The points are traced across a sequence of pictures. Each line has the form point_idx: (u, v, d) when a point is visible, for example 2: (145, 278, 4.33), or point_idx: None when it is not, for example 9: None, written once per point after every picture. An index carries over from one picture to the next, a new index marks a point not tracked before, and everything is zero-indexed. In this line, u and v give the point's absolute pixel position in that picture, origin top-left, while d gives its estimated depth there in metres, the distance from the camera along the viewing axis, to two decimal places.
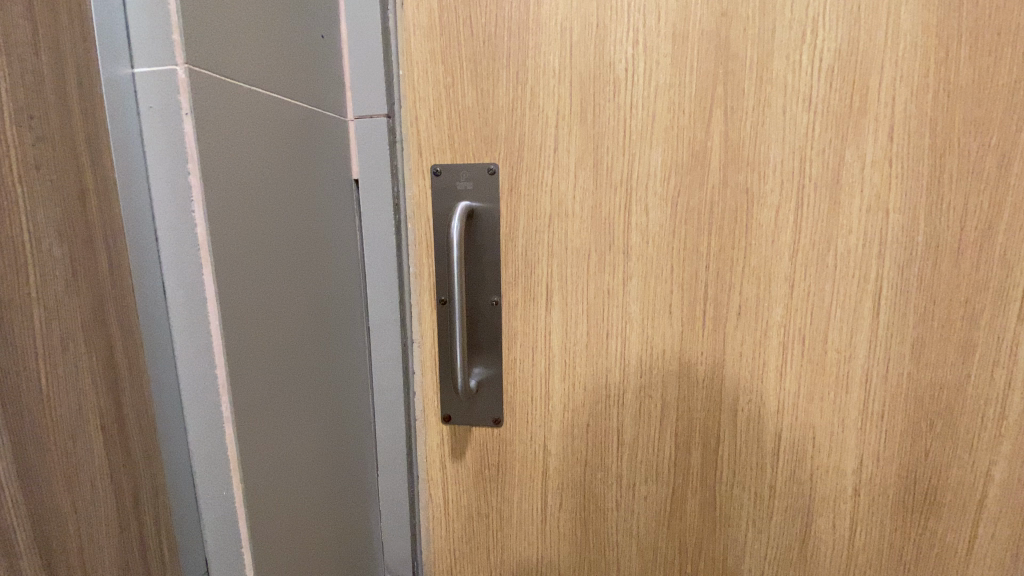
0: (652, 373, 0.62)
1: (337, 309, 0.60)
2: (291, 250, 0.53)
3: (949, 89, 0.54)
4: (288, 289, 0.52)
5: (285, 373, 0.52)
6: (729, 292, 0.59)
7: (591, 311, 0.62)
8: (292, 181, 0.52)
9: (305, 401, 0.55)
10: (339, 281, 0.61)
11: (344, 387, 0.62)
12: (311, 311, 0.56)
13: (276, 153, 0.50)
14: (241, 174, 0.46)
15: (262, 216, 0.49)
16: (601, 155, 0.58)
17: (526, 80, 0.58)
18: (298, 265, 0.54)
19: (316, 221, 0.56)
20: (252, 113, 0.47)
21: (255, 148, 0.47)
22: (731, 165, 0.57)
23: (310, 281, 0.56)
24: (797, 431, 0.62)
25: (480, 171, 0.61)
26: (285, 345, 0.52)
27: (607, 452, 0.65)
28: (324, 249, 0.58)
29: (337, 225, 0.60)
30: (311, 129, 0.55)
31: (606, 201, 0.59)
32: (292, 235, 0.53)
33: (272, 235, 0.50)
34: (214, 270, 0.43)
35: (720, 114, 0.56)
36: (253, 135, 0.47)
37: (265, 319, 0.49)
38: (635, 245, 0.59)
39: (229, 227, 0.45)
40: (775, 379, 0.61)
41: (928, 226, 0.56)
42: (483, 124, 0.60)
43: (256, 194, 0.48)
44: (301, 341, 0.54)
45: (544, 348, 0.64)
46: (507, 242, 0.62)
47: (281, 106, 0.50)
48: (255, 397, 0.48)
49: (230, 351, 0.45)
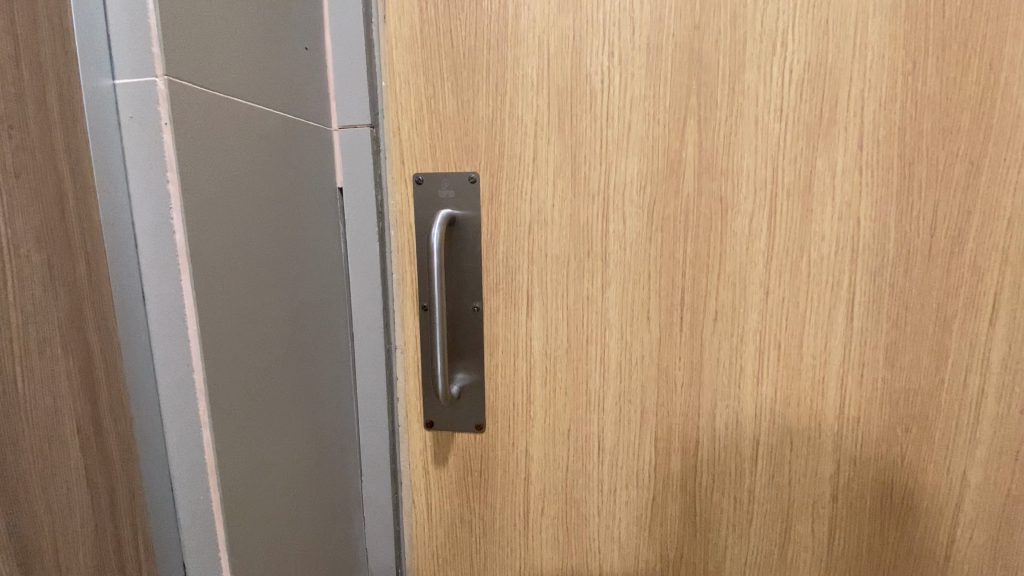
0: (631, 378, 0.63)
1: (321, 315, 0.61)
2: (274, 258, 0.53)
3: (917, 100, 0.55)
4: (270, 297, 0.53)
5: (266, 380, 0.52)
6: (706, 298, 0.60)
7: (571, 317, 0.63)
8: (274, 190, 0.53)
9: (287, 407, 0.56)
10: (323, 289, 0.61)
11: (327, 394, 0.62)
12: (294, 318, 0.56)
13: (258, 163, 0.51)
14: (222, 184, 0.47)
15: (244, 225, 0.49)
16: (579, 164, 0.59)
17: (505, 91, 0.59)
18: (281, 273, 0.54)
19: (299, 230, 0.57)
20: (234, 124, 0.48)
21: (237, 158, 0.48)
22: (706, 173, 0.58)
23: (293, 289, 0.56)
24: (775, 436, 0.63)
25: (461, 179, 0.62)
26: (266, 352, 0.53)
27: (587, 457, 0.66)
28: (307, 258, 0.59)
29: (321, 233, 0.61)
30: (294, 139, 0.56)
31: (584, 209, 0.60)
32: (274, 243, 0.53)
33: (254, 243, 0.51)
34: (193, 277, 0.44)
35: (694, 124, 0.57)
36: (235, 146, 0.48)
37: (246, 325, 0.50)
38: (613, 252, 0.60)
39: (209, 233, 0.45)
40: (752, 384, 0.62)
41: (899, 233, 0.58)
42: (463, 133, 0.61)
43: (237, 202, 0.48)
44: (283, 347, 0.55)
45: (526, 354, 0.64)
46: (487, 249, 0.63)
47: (264, 117, 0.51)
48: (235, 402, 0.48)
49: (208, 356, 0.45)
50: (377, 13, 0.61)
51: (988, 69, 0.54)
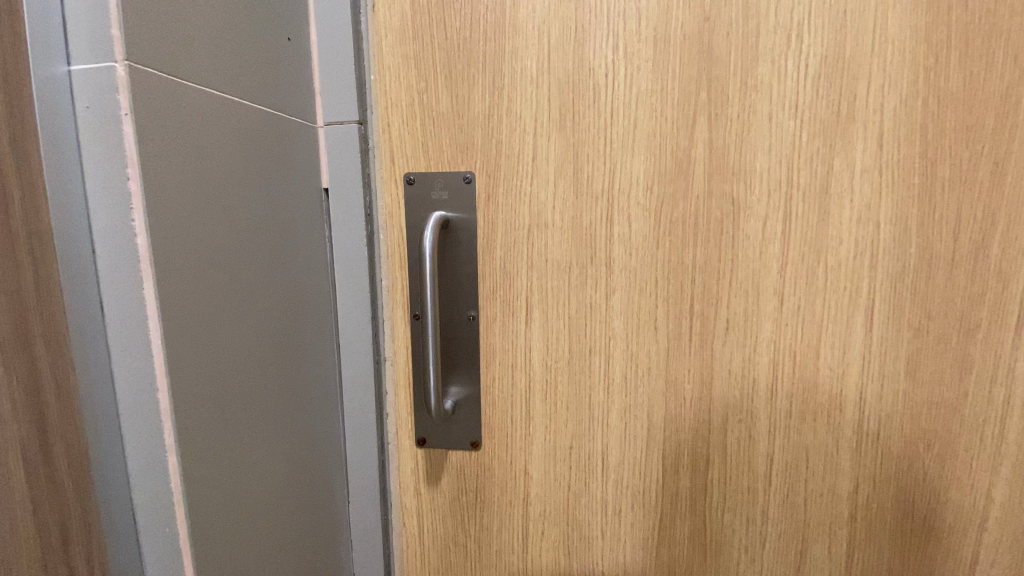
0: (637, 392, 0.59)
1: (303, 325, 0.56)
2: (251, 264, 0.49)
3: (939, 96, 0.52)
4: (247, 307, 0.48)
5: (241, 398, 0.48)
6: (717, 307, 0.56)
7: (573, 327, 0.59)
8: (253, 191, 0.49)
9: (265, 427, 0.51)
10: (306, 297, 0.57)
11: (310, 410, 0.58)
12: (273, 328, 0.52)
13: (234, 160, 0.47)
14: (192, 182, 0.42)
15: (218, 228, 0.45)
16: (581, 163, 0.56)
17: (502, 86, 0.56)
18: (260, 281, 0.50)
19: (281, 233, 0.53)
20: (208, 117, 0.44)
21: (210, 154, 0.44)
22: (717, 174, 0.54)
23: (273, 297, 0.52)
24: (790, 452, 0.59)
25: (456, 179, 0.58)
26: (242, 367, 0.48)
27: (591, 476, 0.61)
28: (289, 264, 0.54)
29: (305, 237, 0.57)
30: (275, 135, 0.52)
31: (586, 211, 0.56)
32: (253, 248, 0.49)
33: (229, 248, 0.46)
34: (158, 286, 0.39)
35: (704, 121, 0.54)
36: (207, 141, 0.44)
37: (219, 338, 0.45)
38: (618, 257, 0.57)
39: (177, 236, 0.41)
40: (766, 398, 0.58)
41: (921, 238, 0.54)
42: (458, 130, 0.57)
43: (209, 203, 0.44)
44: (262, 362, 0.50)
45: (524, 366, 0.60)
46: (483, 254, 0.59)
47: (241, 110, 0.47)
48: (207, 424, 0.44)
49: (175, 374, 0.41)
50: (366, 2, 0.57)
51: (1014, 63, 0.51)
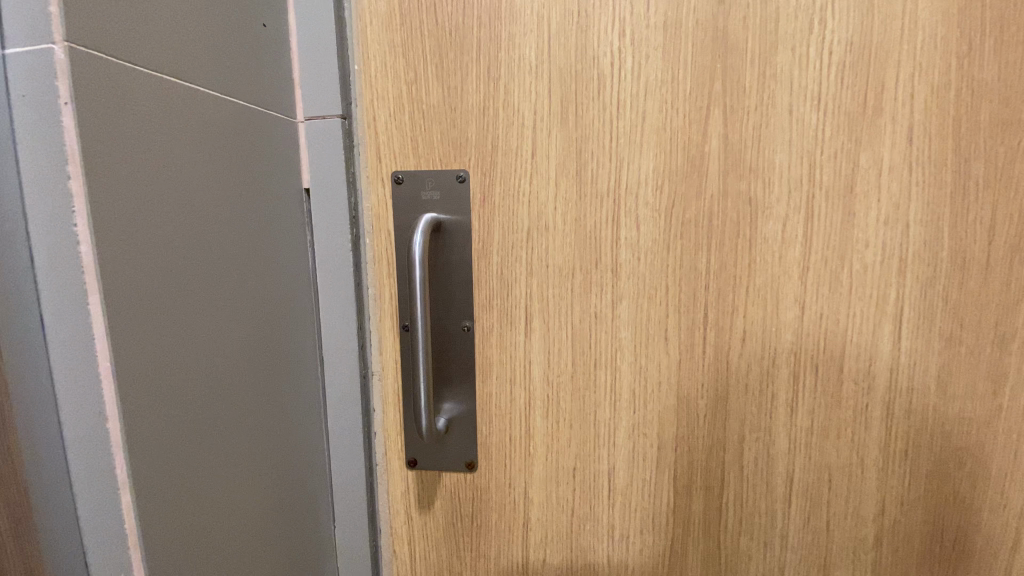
0: (646, 408, 0.54)
1: (280, 339, 0.51)
2: (220, 272, 0.44)
3: (973, 87, 0.48)
4: (215, 320, 0.43)
5: (209, 422, 0.43)
6: (733, 316, 0.52)
7: (576, 339, 0.54)
8: (222, 192, 0.44)
9: (239, 452, 0.46)
10: (285, 307, 0.52)
11: (291, 430, 0.53)
12: (246, 343, 0.47)
13: (201, 158, 0.41)
14: (153, 182, 0.37)
15: (182, 233, 0.40)
16: (584, 160, 0.51)
17: (498, 76, 0.51)
18: (230, 290, 0.45)
19: (254, 238, 0.48)
20: (170, 109, 0.38)
21: (172, 149, 0.39)
22: (732, 171, 0.50)
23: (246, 308, 0.47)
24: (811, 473, 0.54)
25: (448, 179, 0.53)
26: (210, 387, 0.43)
27: (596, 499, 0.57)
28: (264, 271, 0.49)
29: (283, 241, 0.52)
30: (247, 129, 0.46)
31: (591, 213, 0.52)
32: (221, 255, 0.44)
33: (194, 255, 0.41)
34: (106, 301, 0.34)
35: (719, 114, 0.49)
36: (170, 136, 0.39)
37: (182, 357, 0.40)
38: (625, 262, 0.52)
39: (130, 243, 0.35)
40: (786, 414, 0.53)
41: (953, 240, 0.50)
42: (450, 125, 0.52)
43: (172, 204, 0.39)
44: (233, 382, 0.45)
45: (524, 381, 0.55)
46: (479, 259, 0.54)
47: (209, 102, 0.42)
48: (169, 453, 0.39)
49: (128, 400, 0.35)
50: None
51: None
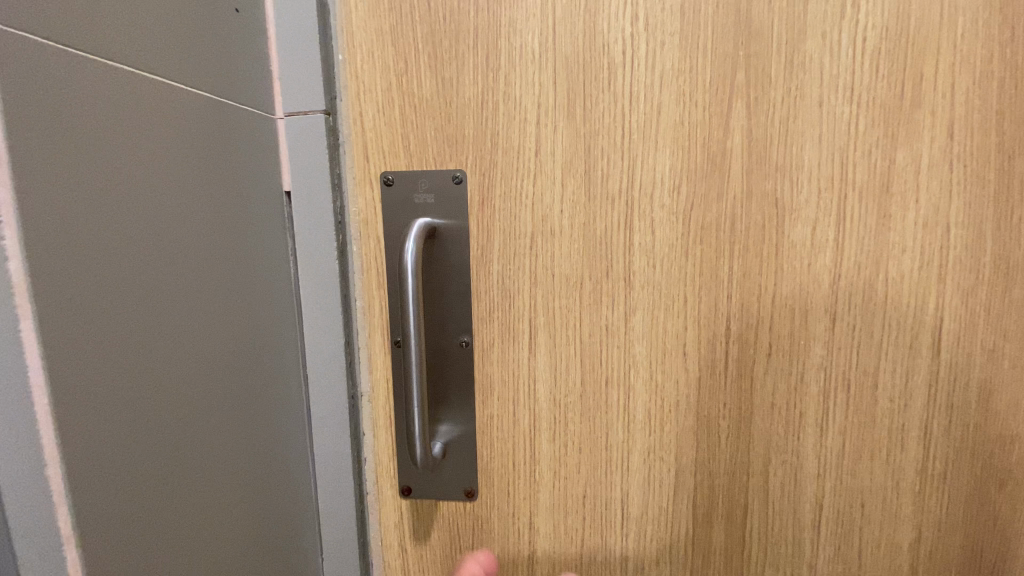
0: (663, 430, 0.50)
1: (254, 363, 0.46)
2: (185, 294, 0.38)
3: (1020, 76, 0.44)
4: (180, 351, 0.37)
5: (175, 474, 0.36)
6: (758, 329, 0.47)
7: (586, 355, 0.49)
8: (184, 199, 0.38)
9: (211, 501, 0.40)
10: (258, 328, 0.46)
11: (270, 465, 0.47)
12: (217, 371, 0.41)
13: (159, 160, 0.35)
14: (100, 189, 0.30)
15: (140, 251, 0.33)
16: (594, 158, 0.46)
17: (498, 67, 0.46)
18: (198, 314, 0.39)
19: (222, 252, 0.42)
20: (119, 101, 0.32)
21: (124, 150, 0.32)
22: (757, 170, 0.45)
23: (214, 333, 0.41)
24: (842, 498, 0.50)
25: (443, 180, 0.48)
26: (177, 433, 0.36)
27: (608, 529, 0.52)
28: (233, 289, 0.43)
29: (255, 253, 0.46)
30: (213, 127, 0.41)
31: (601, 217, 0.47)
32: (188, 271, 0.38)
33: (154, 276, 0.35)
34: (47, 342, 0.27)
35: (742, 107, 0.44)
36: (120, 133, 0.32)
37: (142, 401, 0.33)
38: (639, 270, 0.47)
39: (80, 263, 0.29)
40: (815, 435, 0.49)
41: (996, 245, 0.46)
42: (445, 121, 0.47)
43: (126, 216, 0.32)
44: (203, 420, 0.39)
45: (528, 401, 0.50)
46: (478, 268, 0.49)
47: (166, 95, 0.36)
48: (129, 519, 0.32)
49: (78, 463, 0.29)
50: None
51: None
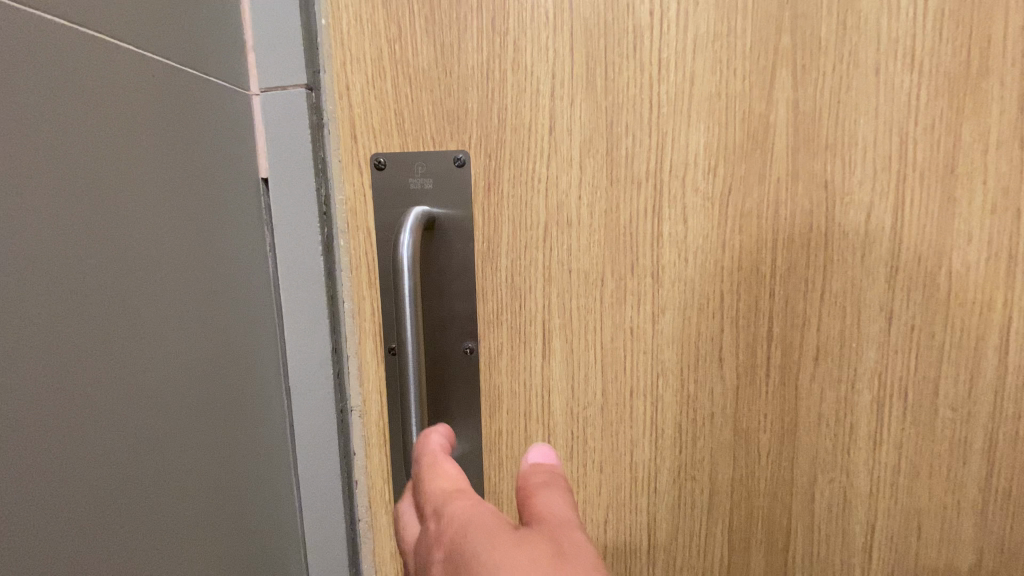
0: (695, 446, 0.44)
1: (237, 381, 0.39)
2: (161, 308, 0.31)
3: None
4: (156, 378, 0.31)
5: (150, 528, 0.29)
6: (804, 330, 0.42)
7: (608, 362, 0.43)
8: (157, 194, 0.31)
9: (189, 551, 0.33)
10: (238, 345, 0.39)
11: (251, 499, 0.40)
12: (196, 393, 0.34)
13: (130, 146, 0.29)
14: (59, 179, 0.24)
15: (105, 254, 0.27)
16: (617, 136, 0.40)
17: (505, 31, 0.40)
18: (175, 326, 0.32)
19: (199, 257, 0.35)
20: (81, 70, 0.26)
21: (87, 132, 0.26)
22: (804, 148, 0.39)
23: (192, 353, 0.34)
24: (896, 520, 0.45)
25: (443, 162, 0.42)
26: (154, 476, 0.30)
27: (633, 558, 0.46)
28: (213, 301, 0.37)
29: (232, 256, 0.39)
30: (187, 104, 0.34)
31: (625, 203, 0.41)
32: (161, 274, 0.31)
33: (124, 288, 0.28)
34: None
35: (787, 75, 0.39)
36: (83, 112, 0.26)
37: (112, 440, 0.27)
38: (669, 264, 0.41)
39: (23, 262, 0.22)
40: (867, 449, 0.43)
41: None
42: (445, 94, 0.41)
43: (89, 213, 0.26)
44: (182, 457, 0.33)
45: (542, 414, 0.44)
46: (484, 264, 0.43)
47: (138, 68, 0.30)
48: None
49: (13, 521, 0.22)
50: None
51: None
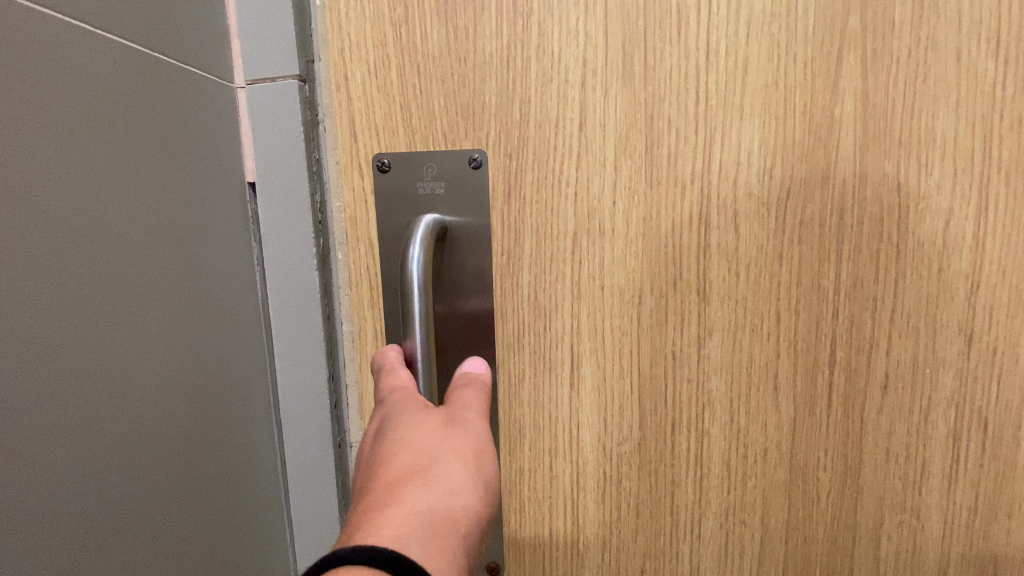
0: (746, 486, 0.38)
1: (228, 421, 0.34)
2: (139, 317, 0.27)
3: None
4: (123, 410, 0.26)
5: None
6: (872, 354, 0.36)
7: (646, 391, 0.38)
8: (137, 184, 0.27)
9: None
10: (233, 365, 0.34)
11: (237, 557, 0.34)
12: (176, 439, 0.29)
13: (99, 123, 0.25)
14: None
15: (56, 253, 0.23)
16: (657, 133, 0.35)
17: (528, 11, 0.34)
18: (151, 363, 0.28)
19: (189, 259, 0.31)
20: (45, 26, 0.22)
21: (42, 100, 0.22)
22: (873, 146, 0.34)
23: (174, 374, 0.29)
24: (972, 568, 0.39)
25: (457, 163, 0.36)
26: (107, 523, 0.25)
27: None
28: (206, 327, 0.32)
29: (225, 266, 0.34)
30: (174, 105, 0.30)
31: (667, 210, 0.36)
32: (137, 299, 0.27)
33: (81, 293, 0.24)
34: None
35: (855, 62, 0.33)
36: (36, 81, 0.22)
37: (46, 480, 0.22)
38: (717, 279, 0.36)
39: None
40: (941, 489, 0.38)
41: None
42: (459, 85, 0.35)
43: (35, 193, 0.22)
44: (151, 500, 0.27)
45: (570, 450, 0.39)
46: (504, 280, 0.37)
47: (115, 47, 0.26)
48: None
49: None
50: None
51: None
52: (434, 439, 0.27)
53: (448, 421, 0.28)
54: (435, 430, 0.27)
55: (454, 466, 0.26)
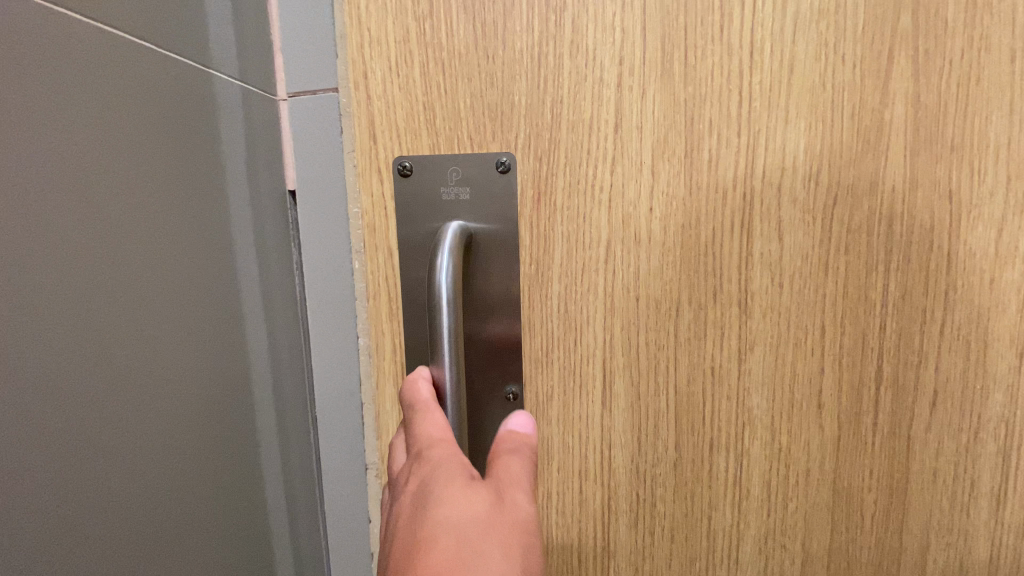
0: (787, 508, 0.36)
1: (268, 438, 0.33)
2: (185, 338, 0.26)
3: None
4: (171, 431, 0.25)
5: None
6: (920, 369, 0.35)
7: (683, 408, 0.35)
8: (190, 198, 0.27)
9: None
10: (262, 381, 0.33)
11: None
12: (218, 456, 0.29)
13: (161, 136, 0.25)
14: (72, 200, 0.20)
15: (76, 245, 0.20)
16: (697, 136, 0.33)
17: (562, 6, 0.32)
18: (196, 384, 0.27)
19: (217, 263, 0.29)
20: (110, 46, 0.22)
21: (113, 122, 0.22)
22: (925, 151, 0.32)
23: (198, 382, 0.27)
24: None
25: (483, 167, 0.34)
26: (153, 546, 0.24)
27: None
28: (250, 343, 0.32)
29: (271, 279, 0.33)
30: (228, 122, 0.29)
31: (706, 218, 0.34)
32: (185, 319, 0.26)
33: (122, 297, 0.23)
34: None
35: (907, 62, 0.32)
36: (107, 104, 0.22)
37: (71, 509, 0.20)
38: (759, 290, 0.34)
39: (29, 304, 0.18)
40: (989, 508, 0.36)
41: None
42: (487, 84, 0.33)
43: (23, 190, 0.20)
44: (179, 514, 0.26)
45: (601, 472, 0.36)
46: (532, 291, 0.35)
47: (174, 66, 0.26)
48: None
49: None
50: None
51: None
52: (484, 518, 0.21)
53: (497, 498, 0.23)
54: (484, 505, 0.22)
55: (499, 567, 0.20)
